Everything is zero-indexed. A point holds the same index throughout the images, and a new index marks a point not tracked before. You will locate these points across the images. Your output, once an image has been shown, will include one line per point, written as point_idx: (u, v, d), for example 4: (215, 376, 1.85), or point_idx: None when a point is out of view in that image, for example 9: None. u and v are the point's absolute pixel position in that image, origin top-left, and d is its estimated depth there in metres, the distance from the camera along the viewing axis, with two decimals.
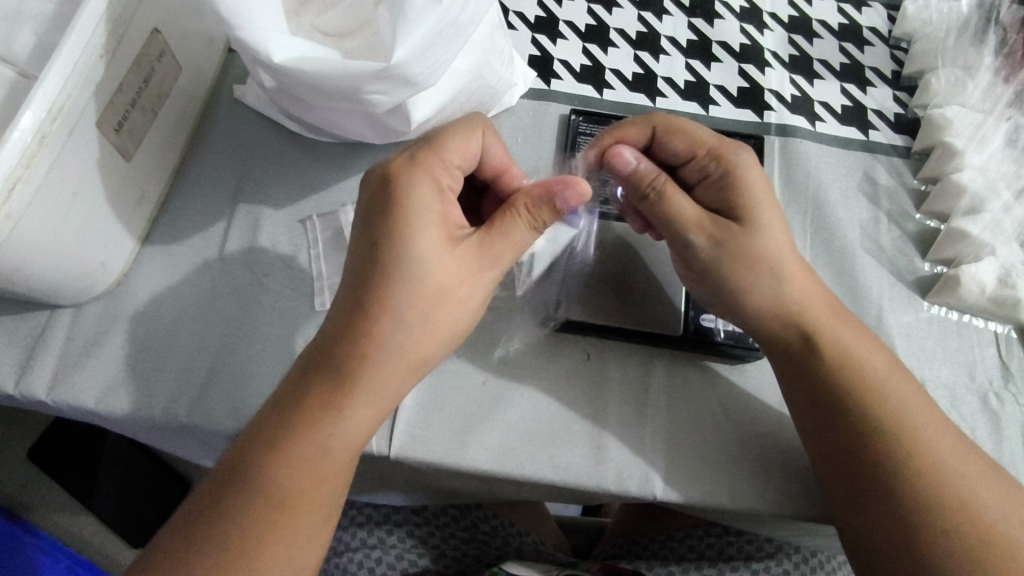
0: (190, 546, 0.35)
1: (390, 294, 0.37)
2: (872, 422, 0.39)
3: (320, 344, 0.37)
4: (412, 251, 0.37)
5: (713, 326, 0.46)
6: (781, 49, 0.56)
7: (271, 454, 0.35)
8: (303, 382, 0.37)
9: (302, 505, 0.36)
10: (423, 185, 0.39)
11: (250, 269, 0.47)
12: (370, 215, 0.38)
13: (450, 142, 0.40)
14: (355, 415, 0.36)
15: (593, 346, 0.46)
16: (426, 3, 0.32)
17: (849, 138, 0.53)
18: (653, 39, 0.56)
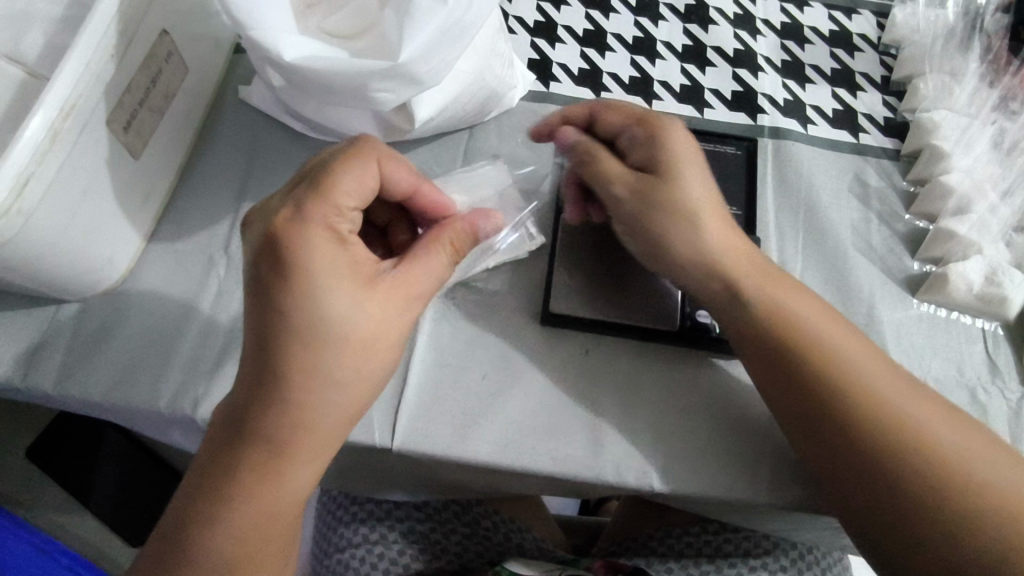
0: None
1: (305, 354, 0.35)
2: (858, 413, 0.39)
3: (235, 403, 0.36)
4: (320, 315, 0.35)
5: (709, 322, 0.47)
6: (774, 54, 0.57)
7: (207, 516, 0.36)
8: (223, 439, 0.36)
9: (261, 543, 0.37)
10: (318, 238, 0.36)
11: None
12: (270, 282, 0.35)
13: (341, 183, 0.37)
14: (289, 474, 0.36)
15: (591, 342, 0.47)
16: (432, 4, 0.33)
17: (840, 141, 0.54)
18: (649, 44, 0.57)
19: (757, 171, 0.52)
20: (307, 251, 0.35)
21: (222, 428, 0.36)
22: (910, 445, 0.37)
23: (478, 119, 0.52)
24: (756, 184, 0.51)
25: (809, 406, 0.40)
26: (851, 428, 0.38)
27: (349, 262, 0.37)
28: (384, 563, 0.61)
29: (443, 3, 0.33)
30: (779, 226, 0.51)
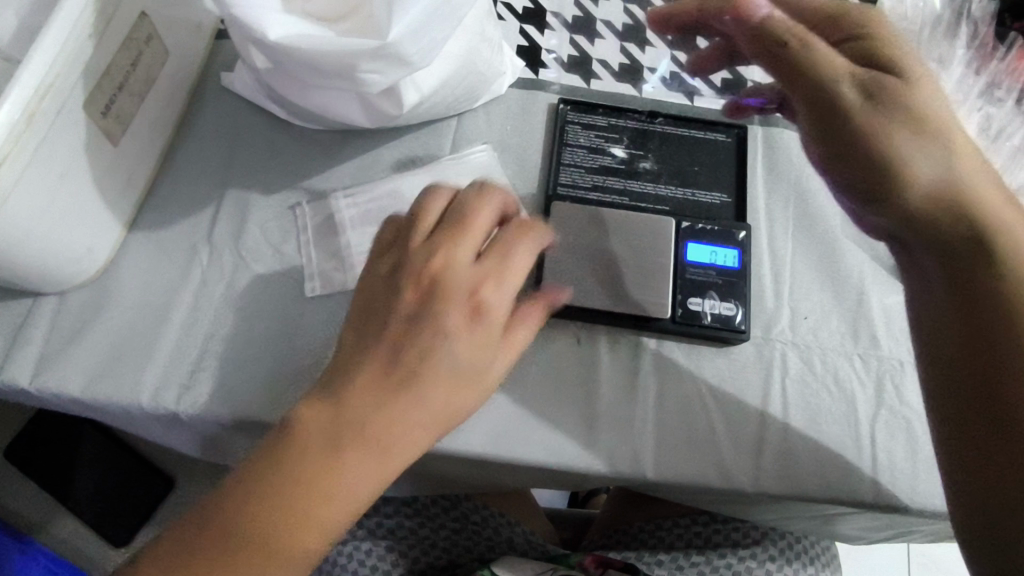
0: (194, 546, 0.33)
1: (436, 396, 0.35)
2: (1013, 302, 0.36)
3: (335, 421, 0.34)
4: (448, 347, 0.36)
5: (700, 310, 0.47)
6: None
7: (266, 514, 0.33)
8: (305, 441, 0.34)
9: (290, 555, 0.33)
10: (505, 291, 0.38)
11: (239, 255, 0.47)
12: (437, 312, 0.36)
13: (515, 264, 0.38)
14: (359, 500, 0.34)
15: (583, 330, 0.47)
16: None
17: None
18: (639, 31, 0.57)
19: (748, 159, 0.52)
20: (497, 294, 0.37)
21: (317, 435, 0.34)
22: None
23: (468, 105, 0.51)
24: (747, 174, 0.52)
25: (960, 280, 0.37)
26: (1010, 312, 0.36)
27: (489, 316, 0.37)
28: (372, 560, 0.60)
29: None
30: (770, 217, 0.51)
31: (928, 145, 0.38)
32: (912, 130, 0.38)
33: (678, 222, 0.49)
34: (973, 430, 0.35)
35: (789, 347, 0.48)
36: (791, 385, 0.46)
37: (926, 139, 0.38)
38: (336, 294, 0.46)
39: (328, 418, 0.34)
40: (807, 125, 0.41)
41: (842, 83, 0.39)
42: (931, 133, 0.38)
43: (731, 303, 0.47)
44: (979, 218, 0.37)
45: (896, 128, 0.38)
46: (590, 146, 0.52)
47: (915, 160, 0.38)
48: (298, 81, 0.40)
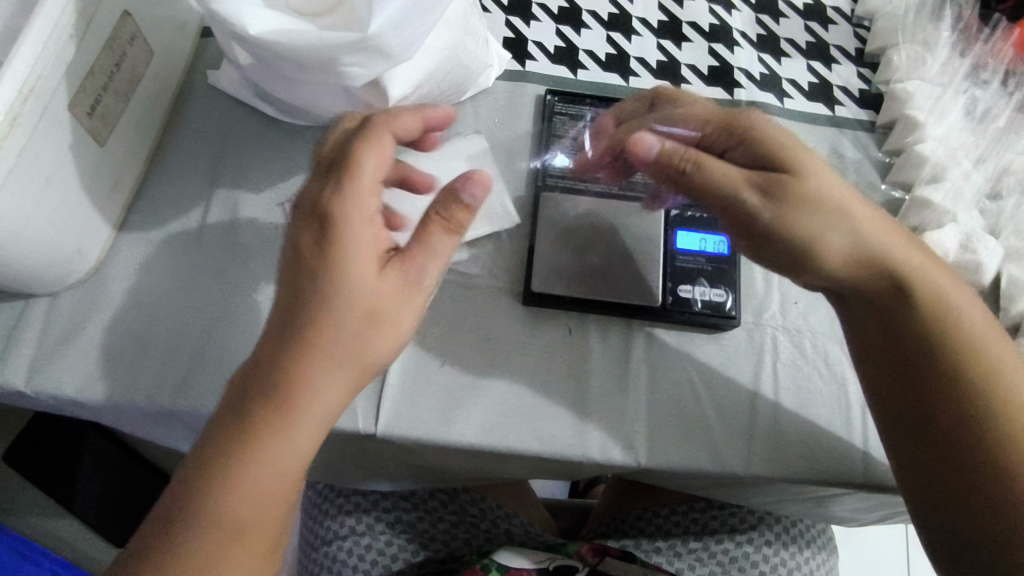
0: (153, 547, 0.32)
1: (341, 332, 0.34)
2: (928, 356, 0.39)
3: (247, 385, 0.33)
4: (337, 288, 0.34)
5: (690, 297, 0.47)
6: (749, 29, 0.57)
7: (206, 508, 0.32)
8: (221, 417, 0.33)
9: (243, 537, 0.33)
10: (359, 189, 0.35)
11: (229, 254, 0.47)
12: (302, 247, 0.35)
13: (365, 163, 0.35)
14: (278, 444, 0.33)
15: (574, 320, 0.47)
16: None
17: (816, 114, 0.54)
18: (625, 21, 0.57)
19: None
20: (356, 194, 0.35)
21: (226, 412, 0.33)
22: (969, 391, 0.38)
23: (455, 99, 0.51)
24: None
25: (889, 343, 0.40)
26: (927, 364, 0.39)
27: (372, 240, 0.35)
28: (372, 554, 0.60)
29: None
30: None
31: (837, 220, 0.39)
32: (819, 215, 0.38)
33: (666, 210, 0.49)
34: (929, 460, 0.39)
35: (780, 332, 0.48)
36: (782, 368, 0.47)
37: (832, 215, 0.38)
38: None
39: (239, 389, 0.33)
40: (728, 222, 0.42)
41: (750, 193, 0.39)
42: (837, 209, 0.38)
43: (721, 289, 0.47)
44: (881, 282, 0.40)
45: (804, 222, 0.38)
46: (579, 137, 0.52)
47: (828, 241, 0.39)
48: (281, 76, 0.40)
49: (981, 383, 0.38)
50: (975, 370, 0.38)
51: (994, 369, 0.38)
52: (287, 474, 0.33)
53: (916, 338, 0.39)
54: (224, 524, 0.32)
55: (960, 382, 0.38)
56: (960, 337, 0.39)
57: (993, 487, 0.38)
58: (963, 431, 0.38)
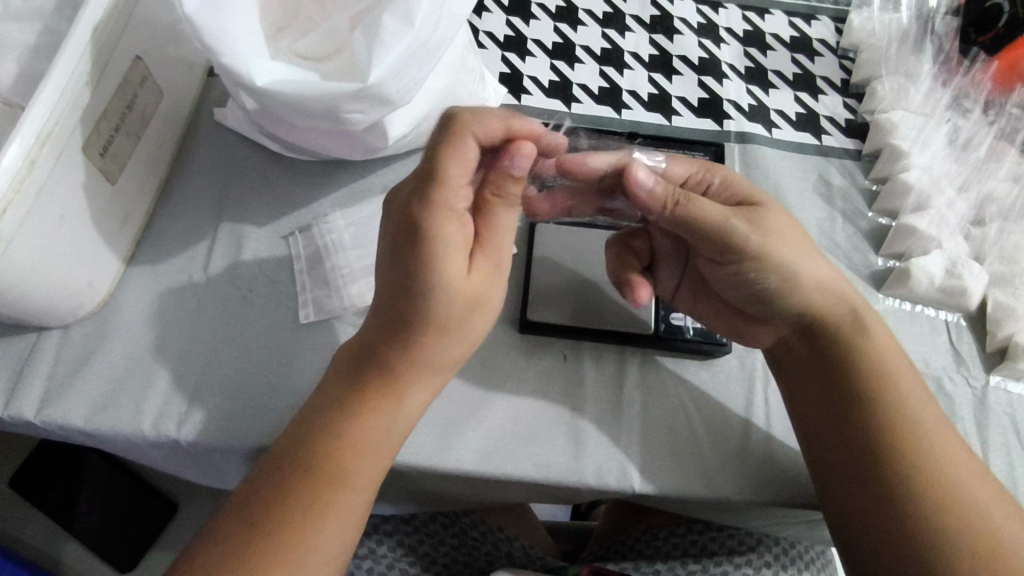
0: (253, 510, 0.37)
1: (451, 314, 0.40)
2: (864, 393, 0.42)
3: (362, 357, 0.40)
4: (445, 282, 0.38)
5: (682, 325, 0.49)
6: (737, 61, 0.59)
7: (312, 473, 0.38)
8: (340, 398, 0.39)
9: (353, 488, 0.38)
10: (445, 205, 0.38)
11: (235, 285, 0.49)
12: (400, 251, 0.38)
13: (451, 168, 0.39)
14: (399, 414, 0.39)
15: (569, 348, 0.48)
16: (398, 26, 0.35)
17: (804, 143, 0.56)
18: (617, 55, 0.59)
19: None
20: (438, 223, 0.38)
21: (337, 396, 0.39)
22: (900, 439, 0.40)
23: None
24: None
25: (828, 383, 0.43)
26: (860, 403, 0.42)
27: (465, 232, 0.40)
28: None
29: (408, 25, 0.35)
30: None
31: (801, 257, 0.43)
32: (787, 258, 0.43)
33: None
34: (859, 495, 0.41)
35: None
36: (774, 394, 0.48)
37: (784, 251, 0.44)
38: (329, 321, 0.48)
39: (356, 366, 0.40)
40: (704, 251, 0.45)
41: (734, 223, 0.43)
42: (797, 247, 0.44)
43: (710, 317, 0.49)
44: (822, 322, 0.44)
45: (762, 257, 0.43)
46: None
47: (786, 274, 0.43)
48: (285, 121, 0.42)
49: (914, 426, 0.41)
50: (906, 414, 0.41)
51: (923, 421, 0.41)
52: (402, 431, 0.40)
53: (853, 376, 0.42)
54: (342, 471, 0.38)
55: (894, 427, 0.41)
56: (896, 383, 0.42)
57: (915, 536, 0.39)
58: (898, 474, 0.40)
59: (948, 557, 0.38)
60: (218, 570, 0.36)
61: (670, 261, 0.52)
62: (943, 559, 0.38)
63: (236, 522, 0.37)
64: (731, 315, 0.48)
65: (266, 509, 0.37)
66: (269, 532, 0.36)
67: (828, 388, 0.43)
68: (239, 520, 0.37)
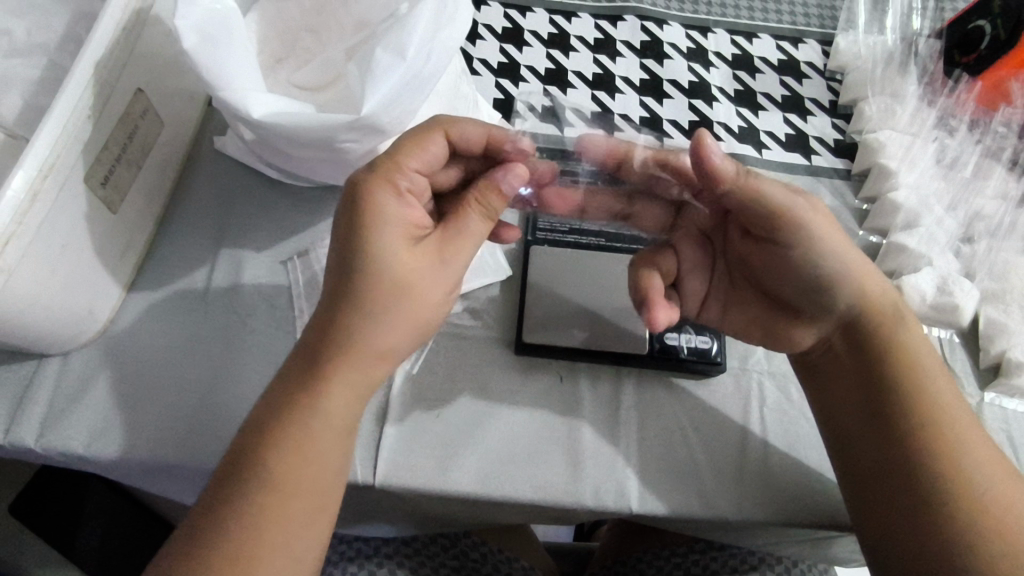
0: (200, 528, 0.36)
1: (372, 301, 0.38)
2: (895, 377, 0.43)
3: (302, 350, 0.39)
4: (377, 257, 0.38)
5: (677, 344, 0.48)
6: (727, 84, 0.60)
7: (250, 477, 0.37)
8: (274, 390, 0.39)
9: (294, 490, 0.37)
10: (383, 185, 0.40)
11: (233, 311, 0.49)
12: (341, 237, 0.40)
13: (406, 151, 0.42)
14: (324, 403, 0.38)
15: (565, 369, 0.49)
16: (391, 60, 0.37)
17: (794, 164, 0.57)
18: (608, 80, 0.60)
19: None
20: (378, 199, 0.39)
21: (275, 391, 0.39)
22: (931, 430, 0.41)
23: None
24: None
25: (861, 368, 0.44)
26: (889, 386, 0.43)
27: (406, 216, 0.40)
28: None
29: (402, 58, 0.36)
30: None
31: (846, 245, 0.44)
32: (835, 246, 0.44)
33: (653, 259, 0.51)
34: (883, 486, 0.41)
35: (766, 376, 0.49)
36: (769, 413, 0.48)
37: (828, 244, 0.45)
38: None
39: (295, 365, 0.39)
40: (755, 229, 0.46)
41: (801, 203, 0.44)
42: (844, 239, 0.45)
43: (706, 335, 0.49)
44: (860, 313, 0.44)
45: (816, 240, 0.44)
46: None
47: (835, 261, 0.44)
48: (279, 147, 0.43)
49: (945, 413, 0.41)
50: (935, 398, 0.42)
51: (952, 408, 0.42)
52: (330, 425, 0.38)
53: (884, 361, 0.43)
54: (272, 478, 0.37)
55: (921, 419, 0.41)
56: (928, 372, 0.43)
57: (937, 527, 0.39)
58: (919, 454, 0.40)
59: (969, 547, 0.38)
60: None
61: (694, 273, 0.52)
62: (960, 550, 0.38)
63: (188, 534, 0.36)
64: (767, 317, 0.48)
65: (215, 518, 0.36)
66: (211, 535, 0.36)
67: (859, 371, 0.44)
68: (189, 532, 0.36)
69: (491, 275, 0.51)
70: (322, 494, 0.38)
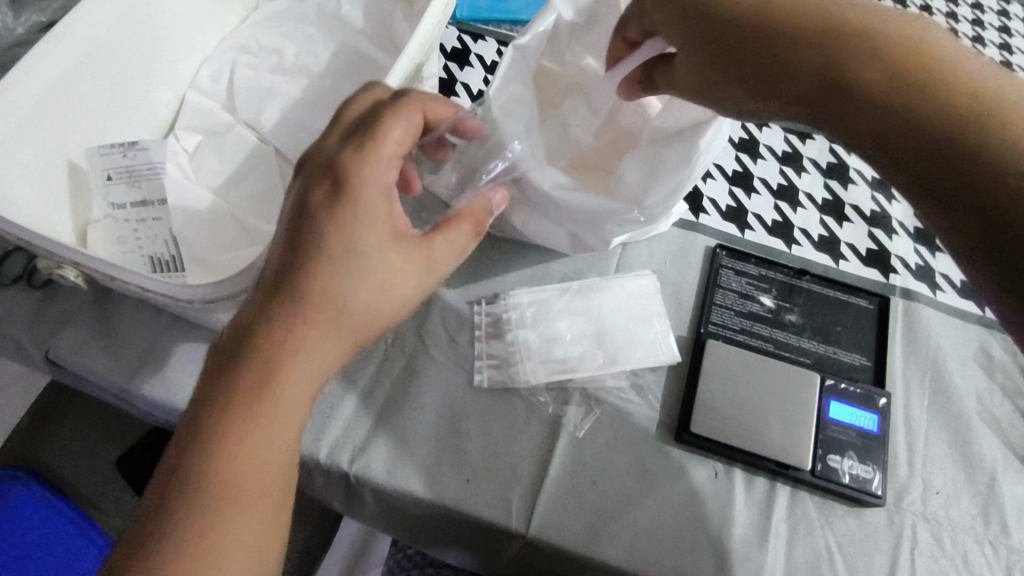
0: (175, 480, 0.31)
1: (290, 311, 0.34)
2: (989, 131, 0.27)
3: (267, 298, 0.34)
4: (358, 235, 0.36)
5: (837, 468, 0.49)
6: (907, 220, 0.62)
7: (228, 443, 0.32)
8: (296, 334, 0.34)
9: (243, 481, 0.32)
10: (369, 170, 0.37)
11: (421, 340, 0.53)
12: (310, 201, 0.36)
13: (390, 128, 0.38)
14: (286, 386, 0.33)
15: (721, 466, 0.50)
16: (669, 170, 0.45)
17: (966, 311, 0.57)
18: (792, 193, 0.62)
19: (888, 331, 0.55)
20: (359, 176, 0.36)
21: (232, 345, 0.34)
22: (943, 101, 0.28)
23: (635, 239, 0.57)
24: (887, 344, 0.55)
25: (930, 150, 0.28)
26: (941, 88, 0.28)
27: (388, 211, 0.37)
28: None
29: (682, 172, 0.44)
30: (906, 385, 0.54)
31: None
32: None
33: (822, 378, 0.52)
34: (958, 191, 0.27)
35: (920, 520, 0.49)
36: (920, 558, 0.48)
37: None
38: (500, 390, 0.51)
39: (216, 367, 0.34)
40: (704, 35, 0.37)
41: None
42: None
43: (868, 466, 0.49)
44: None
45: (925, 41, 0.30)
46: (741, 292, 0.56)
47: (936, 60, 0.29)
48: (535, 207, 0.48)
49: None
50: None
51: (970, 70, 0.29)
52: (297, 413, 0.34)
53: (915, 73, 0.29)
54: (222, 492, 0.31)
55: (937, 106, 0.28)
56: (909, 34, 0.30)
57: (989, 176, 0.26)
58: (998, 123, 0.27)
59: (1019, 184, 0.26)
60: (135, 544, 0.30)
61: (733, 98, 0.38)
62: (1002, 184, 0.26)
63: (163, 480, 0.32)
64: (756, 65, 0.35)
65: (195, 480, 0.31)
66: (179, 503, 0.31)
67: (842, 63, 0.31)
68: (166, 479, 0.32)
69: (661, 357, 0.53)
70: (270, 487, 0.33)
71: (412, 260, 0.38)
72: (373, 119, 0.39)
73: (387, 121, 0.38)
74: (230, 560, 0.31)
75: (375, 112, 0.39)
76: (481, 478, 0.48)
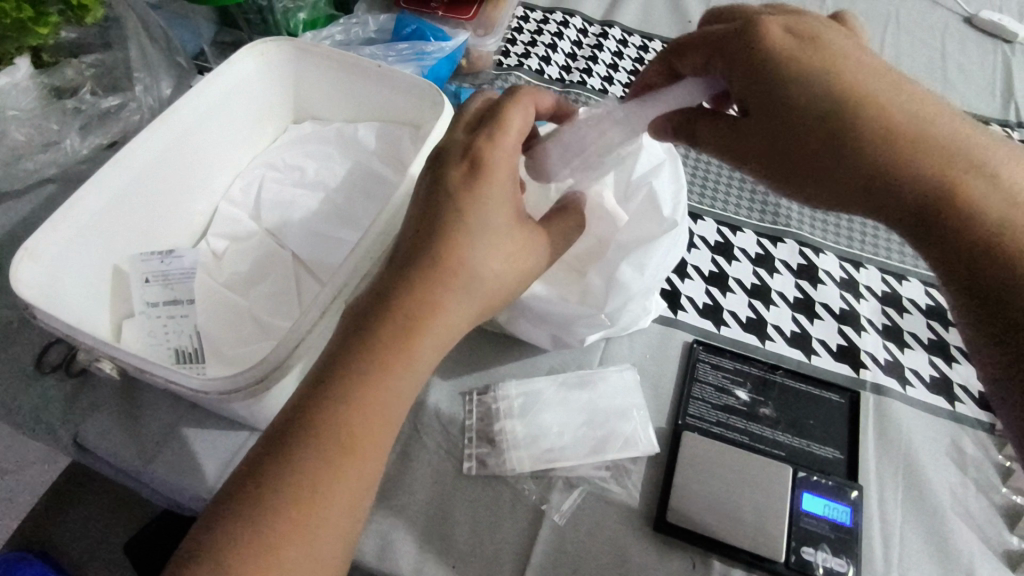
0: (311, 407, 0.38)
1: (436, 275, 0.42)
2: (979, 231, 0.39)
3: (409, 261, 0.42)
4: (490, 213, 0.45)
5: (812, 561, 0.50)
6: (876, 317, 0.66)
7: (364, 380, 0.38)
8: (436, 292, 0.41)
9: (375, 413, 0.38)
10: (500, 153, 0.46)
11: (416, 429, 0.57)
12: (451, 177, 0.45)
13: (512, 115, 0.48)
14: (417, 340, 0.40)
15: (699, 556, 0.51)
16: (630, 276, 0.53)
17: (936, 406, 0.60)
18: (764, 291, 0.67)
19: (860, 424, 0.58)
20: (494, 159, 0.46)
21: (383, 294, 0.41)
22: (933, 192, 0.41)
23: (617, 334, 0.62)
24: (858, 438, 0.57)
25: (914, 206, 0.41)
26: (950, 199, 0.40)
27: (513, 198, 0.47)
28: None
29: (640, 278, 0.53)
30: (880, 478, 0.56)
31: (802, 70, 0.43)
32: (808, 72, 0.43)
33: (794, 470, 0.54)
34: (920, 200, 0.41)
35: None
36: None
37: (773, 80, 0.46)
38: (486, 477, 0.54)
39: (363, 312, 0.41)
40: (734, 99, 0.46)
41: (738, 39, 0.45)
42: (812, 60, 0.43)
43: (842, 559, 0.51)
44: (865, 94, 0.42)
45: (966, 159, 0.41)
46: (718, 385, 0.60)
47: (949, 164, 0.41)
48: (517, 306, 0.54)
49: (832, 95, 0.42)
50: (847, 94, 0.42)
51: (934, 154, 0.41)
52: (425, 362, 0.41)
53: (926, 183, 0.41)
54: (351, 426, 0.37)
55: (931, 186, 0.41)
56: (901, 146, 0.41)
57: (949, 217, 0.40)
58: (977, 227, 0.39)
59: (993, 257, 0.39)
60: (268, 459, 0.36)
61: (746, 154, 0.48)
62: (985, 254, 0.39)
63: (301, 407, 0.38)
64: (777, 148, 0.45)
65: (337, 407, 0.38)
66: (319, 426, 0.37)
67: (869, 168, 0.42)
68: (302, 408, 0.38)
69: (641, 447, 0.56)
70: (391, 428, 0.39)
71: (521, 246, 0.46)
72: (496, 109, 0.49)
73: (509, 111, 0.48)
74: (348, 490, 0.37)
75: (497, 104, 0.49)
76: (465, 564, 0.50)
